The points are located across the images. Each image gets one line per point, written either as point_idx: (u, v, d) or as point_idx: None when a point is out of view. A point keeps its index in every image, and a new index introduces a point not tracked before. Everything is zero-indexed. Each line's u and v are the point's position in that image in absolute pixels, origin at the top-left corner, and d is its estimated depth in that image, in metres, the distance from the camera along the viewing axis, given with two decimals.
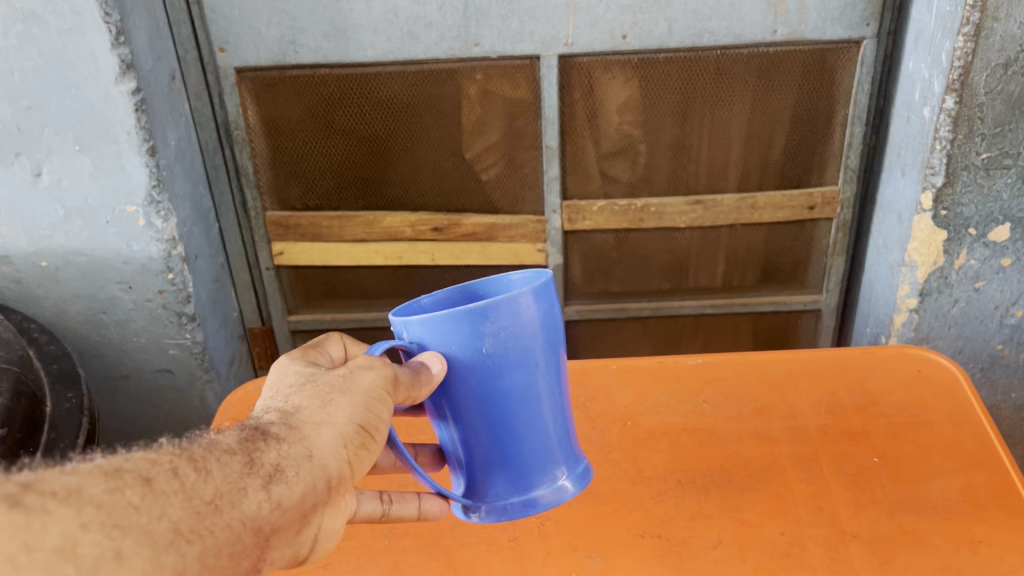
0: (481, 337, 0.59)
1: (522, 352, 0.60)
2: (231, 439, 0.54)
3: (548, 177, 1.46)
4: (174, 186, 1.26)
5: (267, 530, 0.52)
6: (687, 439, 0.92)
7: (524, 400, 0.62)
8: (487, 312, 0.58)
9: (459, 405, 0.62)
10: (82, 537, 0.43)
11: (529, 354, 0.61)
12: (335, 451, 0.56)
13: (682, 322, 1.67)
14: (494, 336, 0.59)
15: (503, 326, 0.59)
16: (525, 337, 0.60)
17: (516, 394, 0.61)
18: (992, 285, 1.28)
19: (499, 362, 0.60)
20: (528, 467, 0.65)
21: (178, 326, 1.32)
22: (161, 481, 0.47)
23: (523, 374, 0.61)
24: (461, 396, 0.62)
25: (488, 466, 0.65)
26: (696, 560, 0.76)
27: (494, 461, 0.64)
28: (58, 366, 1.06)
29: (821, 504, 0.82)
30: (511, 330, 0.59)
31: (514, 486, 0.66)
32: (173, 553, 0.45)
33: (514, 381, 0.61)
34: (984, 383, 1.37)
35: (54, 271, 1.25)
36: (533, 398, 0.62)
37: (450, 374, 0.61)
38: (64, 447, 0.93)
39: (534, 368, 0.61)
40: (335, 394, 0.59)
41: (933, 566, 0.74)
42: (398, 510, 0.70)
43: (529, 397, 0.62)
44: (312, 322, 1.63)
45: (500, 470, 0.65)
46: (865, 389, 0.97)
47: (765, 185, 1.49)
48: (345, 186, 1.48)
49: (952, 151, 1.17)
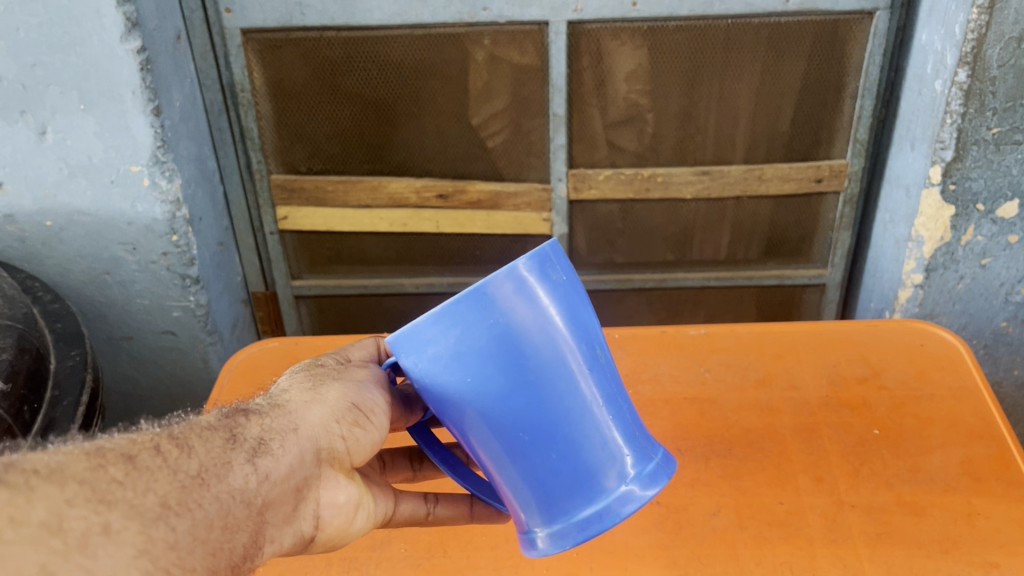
0: (475, 340, 0.54)
1: (526, 338, 0.55)
2: (212, 417, 0.54)
3: (554, 145, 1.45)
4: (179, 147, 1.25)
5: (257, 503, 0.52)
6: (689, 409, 0.92)
7: (552, 392, 0.57)
8: (466, 312, 0.53)
9: (481, 423, 0.57)
10: (68, 512, 0.42)
11: (538, 338, 0.55)
12: (324, 424, 0.57)
13: (686, 295, 1.67)
14: (486, 332, 0.54)
15: (494, 319, 0.54)
16: (524, 322, 0.55)
17: (539, 387, 0.56)
18: (999, 261, 1.27)
19: (505, 358, 0.55)
20: (587, 464, 0.59)
21: (182, 288, 1.32)
22: (144, 458, 0.47)
23: (537, 363, 0.56)
24: (477, 413, 0.57)
25: (542, 479, 0.59)
26: (694, 527, 0.77)
27: (547, 472, 0.59)
28: (62, 324, 1.06)
29: (821, 474, 0.82)
30: (503, 320, 0.54)
31: (576, 495, 0.60)
32: (162, 526, 0.45)
33: (530, 372, 0.56)
34: (986, 360, 1.37)
35: (58, 230, 1.25)
36: (563, 386, 0.57)
37: (456, 393, 0.56)
38: (67, 405, 0.93)
39: (550, 351, 0.56)
40: (324, 378, 0.60)
41: (930, 537, 0.74)
42: (444, 510, 0.70)
43: (557, 387, 0.57)
44: (316, 288, 1.63)
45: (564, 485, 0.60)
46: (867, 361, 0.97)
47: (772, 157, 1.48)
48: (351, 151, 1.47)
49: (963, 125, 1.16)
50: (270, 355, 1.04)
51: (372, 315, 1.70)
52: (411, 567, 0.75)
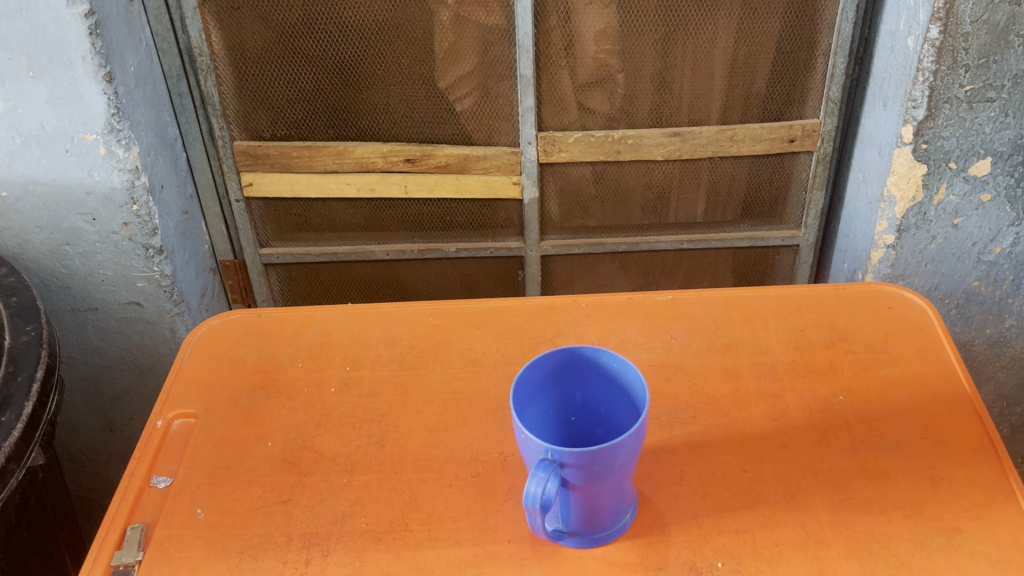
0: (626, 448, 0.64)
1: (574, 382, 0.75)
2: None
3: (523, 108, 1.42)
4: (135, 114, 1.22)
5: None
6: (655, 376, 0.91)
7: (576, 438, 0.77)
8: (558, 357, 0.73)
9: (596, 488, 0.67)
10: None
11: (566, 396, 0.75)
12: None
13: (661, 258, 1.64)
14: (634, 440, 0.65)
15: (560, 380, 0.74)
16: (581, 378, 0.75)
17: (565, 434, 0.77)
18: (971, 221, 1.26)
19: (541, 413, 0.74)
20: (615, 526, 0.72)
21: (145, 259, 1.30)
22: None
23: (559, 413, 0.76)
24: (602, 480, 0.66)
25: (588, 531, 0.71)
26: (658, 496, 0.76)
27: (610, 507, 0.70)
28: (18, 298, 1.03)
29: (785, 441, 0.81)
30: (575, 372, 0.74)
31: (605, 523, 0.71)
32: None
33: (561, 421, 0.76)
34: (958, 320, 1.35)
35: (14, 202, 1.21)
36: (570, 433, 0.77)
37: (600, 469, 0.65)
38: (21, 382, 0.90)
39: (564, 405, 0.76)
40: None
41: (892, 501, 0.74)
42: None
43: (579, 434, 0.77)
44: (284, 255, 1.59)
45: (606, 517, 0.71)
46: (834, 326, 0.96)
47: (746, 118, 1.46)
48: (315, 115, 1.44)
49: (935, 83, 1.14)
50: (233, 327, 1.03)
51: (344, 284, 1.66)
52: (371, 543, 0.74)
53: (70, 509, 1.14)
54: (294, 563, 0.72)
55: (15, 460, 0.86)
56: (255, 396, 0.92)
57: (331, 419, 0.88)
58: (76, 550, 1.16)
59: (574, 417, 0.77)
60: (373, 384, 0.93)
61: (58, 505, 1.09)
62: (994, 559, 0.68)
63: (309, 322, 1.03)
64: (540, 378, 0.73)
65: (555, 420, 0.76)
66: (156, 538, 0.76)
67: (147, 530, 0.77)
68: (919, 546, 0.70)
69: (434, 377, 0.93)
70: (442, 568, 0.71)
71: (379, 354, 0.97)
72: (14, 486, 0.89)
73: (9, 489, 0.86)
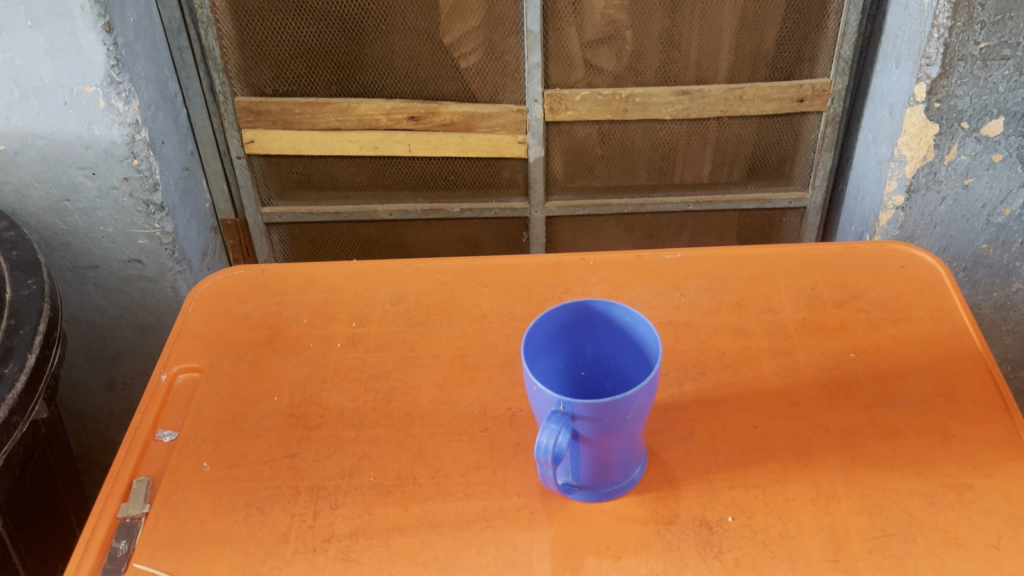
0: (638, 402, 0.64)
1: (585, 336, 0.74)
2: None
3: (529, 65, 1.40)
4: (135, 67, 1.20)
5: None
6: (664, 333, 0.90)
7: (584, 394, 0.76)
8: (569, 310, 0.72)
9: (607, 442, 0.66)
10: None
11: (577, 350, 0.74)
12: None
13: (666, 221, 1.63)
14: (647, 394, 0.64)
15: (571, 333, 0.73)
16: (593, 331, 0.74)
17: (574, 389, 0.76)
18: (981, 182, 1.24)
19: (551, 367, 0.73)
20: (623, 481, 0.72)
21: (146, 215, 1.28)
22: None
23: (569, 367, 0.75)
24: (613, 433, 0.66)
25: (597, 485, 0.71)
26: (668, 451, 0.76)
27: (620, 462, 0.70)
28: (18, 252, 1.02)
29: (796, 398, 0.81)
30: (586, 326, 0.73)
31: (615, 478, 0.71)
32: None
33: (571, 376, 0.75)
34: (965, 283, 1.34)
35: (13, 155, 1.19)
36: (580, 387, 0.76)
37: (612, 421, 0.64)
38: (23, 335, 0.89)
39: (574, 359, 0.75)
40: None
41: (904, 458, 0.74)
42: None
43: (588, 388, 0.76)
44: (286, 214, 1.57)
45: (617, 471, 0.71)
46: (845, 284, 0.95)
47: (755, 77, 1.44)
48: (318, 70, 1.42)
49: (950, 40, 1.12)
50: (237, 283, 1.02)
51: (347, 244, 1.64)
52: (380, 496, 0.73)
53: (72, 465, 1.13)
54: (301, 517, 0.72)
55: (18, 413, 0.85)
56: (259, 351, 0.91)
57: (338, 374, 0.87)
58: (79, 507, 1.16)
59: (584, 372, 0.76)
60: (380, 339, 0.92)
61: (60, 462, 1.08)
62: (1006, 515, 0.68)
63: (314, 278, 1.02)
64: (551, 331, 0.72)
65: (565, 374, 0.75)
66: (163, 490, 0.76)
67: (153, 483, 0.76)
68: (930, 502, 0.70)
69: (441, 334, 0.92)
70: (451, 522, 0.70)
71: (385, 311, 0.96)
72: (18, 439, 0.88)
73: (13, 441, 0.86)
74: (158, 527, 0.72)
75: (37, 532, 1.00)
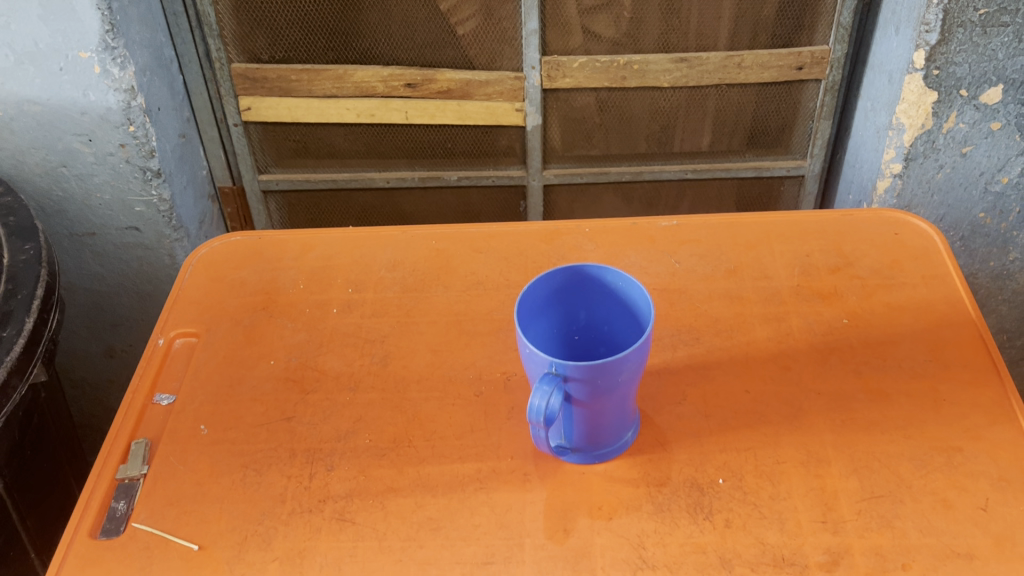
0: (631, 365, 0.64)
1: (578, 301, 0.74)
2: None
3: (527, 31, 1.39)
4: (129, 31, 1.19)
5: None
6: (658, 299, 0.90)
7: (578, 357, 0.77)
8: (563, 275, 0.73)
9: (600, 404, 0.67)
10: None
11: (570, 315, 0.75)
12: None
13: (664, 190, 1.63)
14: (640, 356, 0.65)
15: (564, 298, 0.74)
16: (586, 297, 0.74)
17: (568, 353, 0.76)
18: (980, 150, 1.24)
19: (545, 331, 0.74)
20: (614, 444, 0.72)
21: (143, 182, 1.28)
22: None
23: (563, 332, 0.75)
24: (606, 396, 0.66)
25: (589, 447, 0.71)
26: (661, 416, 0.76)
27: (612, 424, 0.70)
28: (15, 218, 1.02)
29: (788, 363, 0.81)
30: (579, 290, 0.74)
31: (608, 440, 0.72)
32: None
33: (565, 340, 0.76)
34: (963, 252, 1.35)
35: (9, 121, 1.19)
36: (574, 351, 0.77)
37: (604, 383, 0.65)
38: (20, 299, 0.89)
39: (567, 324, 0.75)
40: None
41: (894, 421, 0.74)
42: None
43: (582, 352, 0.77)
44: (284, 182, 1.57)
45: (610, 433, 0.71)
46: (840, 251, 0.95)
47: (754, 44, 1.43)
48: (315, 37, 1.41)
49: (950, 6, 1.11)
50: (233, 249, 1.02)
51: (345, 212, 1.64)
52: (375, 458, 0.74)
53: (72, 430, 1.14)
54: (297, 478, 0.73)
55: (17, 376, 0.86)
56: (256, 317, 0.92)
57: (334, 338, 0.88)
58: (79, 471, 1.17)
59: (577, 337, 0.76)
60: (376, 304, 0.92)
61: (60, 426, 1.09)
62: (993, 477, 0.69)
63: (310, 244, 1.02)
64: (544, 296, 0.72)
65: (558, 339, 0.76)
66: (160, 452, 0.76)
67: (151, 445, 0.77)
68: (919, 465, 0.70)
69: (436, 300, 0.93)
70: (445, 483, 0.71)
71: (381, 277, 0.96)
72: (17, 402, 0.89)
73: (12, 404, 0.86)
74: (155, 488, 0.73)
75: (38, 494, 1.01)
